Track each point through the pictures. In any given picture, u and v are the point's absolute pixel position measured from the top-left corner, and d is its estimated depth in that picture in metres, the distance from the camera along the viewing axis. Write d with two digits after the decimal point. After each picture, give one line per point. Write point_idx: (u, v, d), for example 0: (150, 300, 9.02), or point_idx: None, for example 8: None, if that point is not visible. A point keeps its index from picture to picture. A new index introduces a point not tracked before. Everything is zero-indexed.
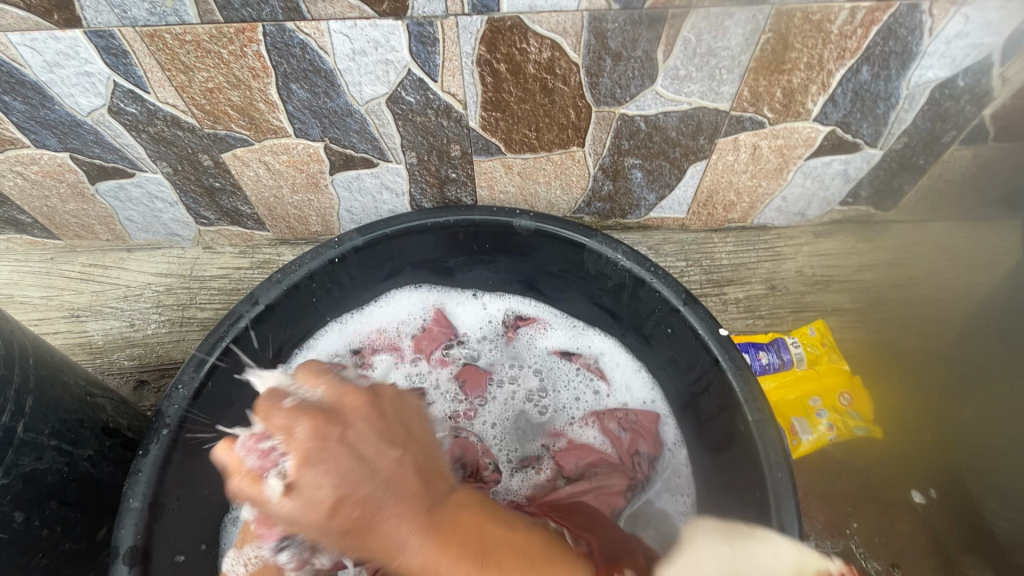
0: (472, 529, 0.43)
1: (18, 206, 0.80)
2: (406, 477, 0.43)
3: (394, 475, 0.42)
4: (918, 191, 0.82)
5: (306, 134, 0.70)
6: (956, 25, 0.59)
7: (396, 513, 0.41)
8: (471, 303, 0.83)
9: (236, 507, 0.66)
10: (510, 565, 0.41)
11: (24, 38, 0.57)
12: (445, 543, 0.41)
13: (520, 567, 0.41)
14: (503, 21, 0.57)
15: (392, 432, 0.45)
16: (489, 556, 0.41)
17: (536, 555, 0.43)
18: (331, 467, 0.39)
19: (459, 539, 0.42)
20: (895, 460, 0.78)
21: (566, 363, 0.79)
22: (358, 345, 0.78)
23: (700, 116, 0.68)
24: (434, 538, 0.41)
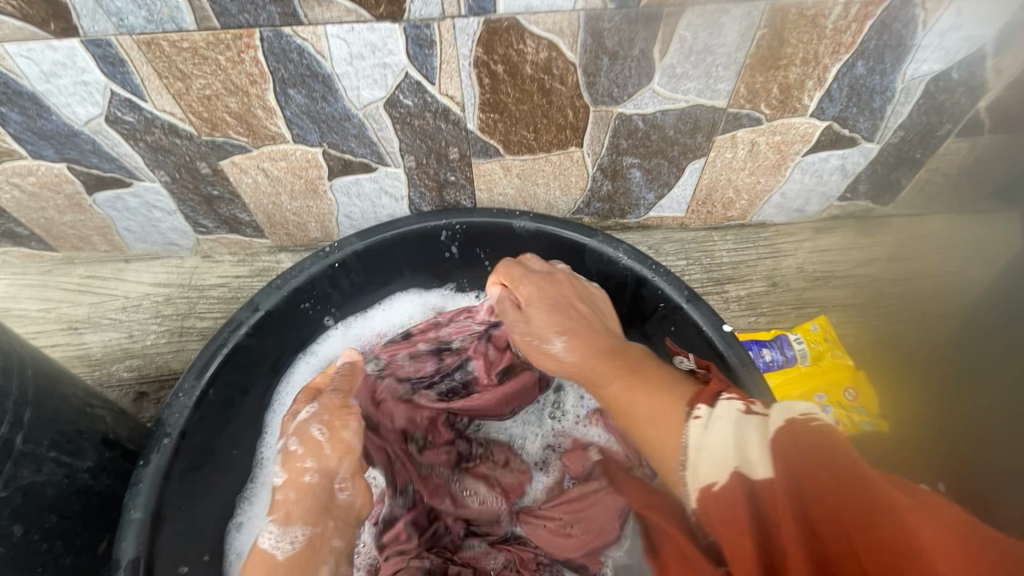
0: (636, 362, 0.50)
1: (14, 218, 0.79)
2: (589, 323, 0.58)
3: (575, 314, 0.60)
4: (916, 184, 0.82)
5: (304, 139, 0.69)
6: (949, 18, 0.59)
7: (569, 335, 0.56)
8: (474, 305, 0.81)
9: (240, 513, 0.64)
10: (640, 380, 0.47)
11: (21, 48, 0.57)
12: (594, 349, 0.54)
13: (649, 382, 0.46)
14: (500, 21, 0.57)
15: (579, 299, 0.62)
16: (639, 373, 0.48)
17: (656, 379, 0.46)
18: (542, 301, 0.61)
19: (618, 364, 0.50)
20: (902, 455, 0.76)
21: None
22: None
23: (697, 114, 0.69)
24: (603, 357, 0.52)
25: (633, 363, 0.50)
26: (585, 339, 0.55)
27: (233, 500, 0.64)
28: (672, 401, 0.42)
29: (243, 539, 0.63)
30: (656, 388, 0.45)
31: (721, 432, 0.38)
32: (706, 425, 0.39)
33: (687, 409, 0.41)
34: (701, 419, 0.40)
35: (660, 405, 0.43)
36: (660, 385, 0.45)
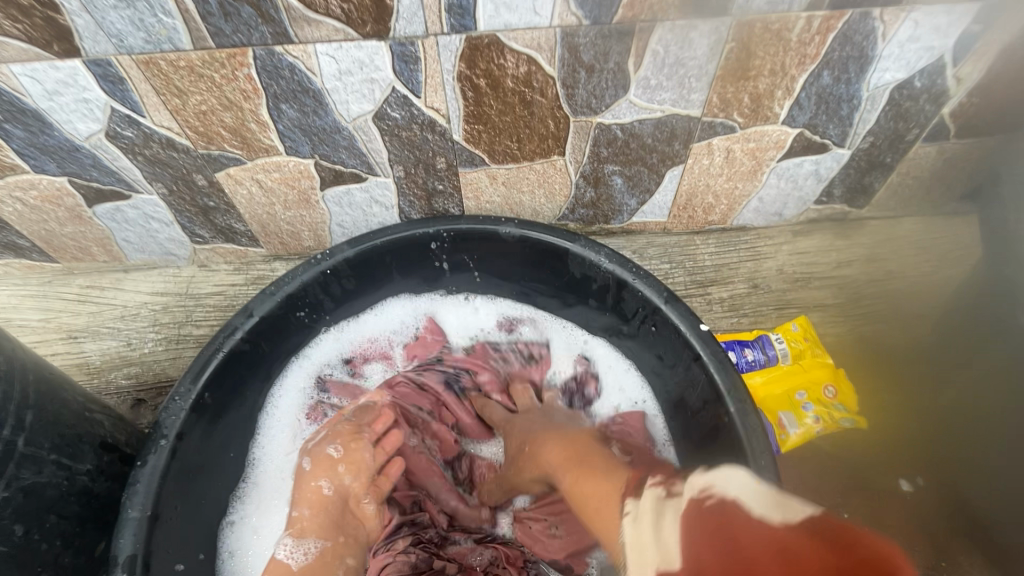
0: (585, 459, 0.59)
1: (16, 230, 0.82)
2: (555, 424, 0.70)
3: (545, 420, 0.72)
4: (889, 188, 0.85)
5: (297, 152, 0.72)
6: (907, 30, 0.63)
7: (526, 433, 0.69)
8: (464, 308, 0.83)
9: (232, 513, 0.67)
10: (586, 479, 0.55)
11: (25, 69, 0.60)
12: (556, 445, 0.63)
13: (601, 481, 0.53)
14: (481, 38, 0.60)
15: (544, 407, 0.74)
16: (588, 474, 0.55)
17: (603, 469, 0.55)
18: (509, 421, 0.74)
19: (574, 458, 0.59)
20: (883, 450, 0.79)
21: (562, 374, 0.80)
22: (349, 354, 0.79)
23: (673, 123, 0.72)
24: (562, 451, 0.62)
25: (583, 461, 0.58)
26: (548, 436, 0.66)
27: (226, 501, 0.67)
28: (612, 492, 0.50)
29: (235, 538, 0.66)
30: (600, 481, 0.53)
31: (645, 526, 0.42)
32: (634, 518, 0.44)
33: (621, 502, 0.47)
34: (631, 514, 0.44)
35: (603, 502, 0.50)
36: (604, 478, 0.53)
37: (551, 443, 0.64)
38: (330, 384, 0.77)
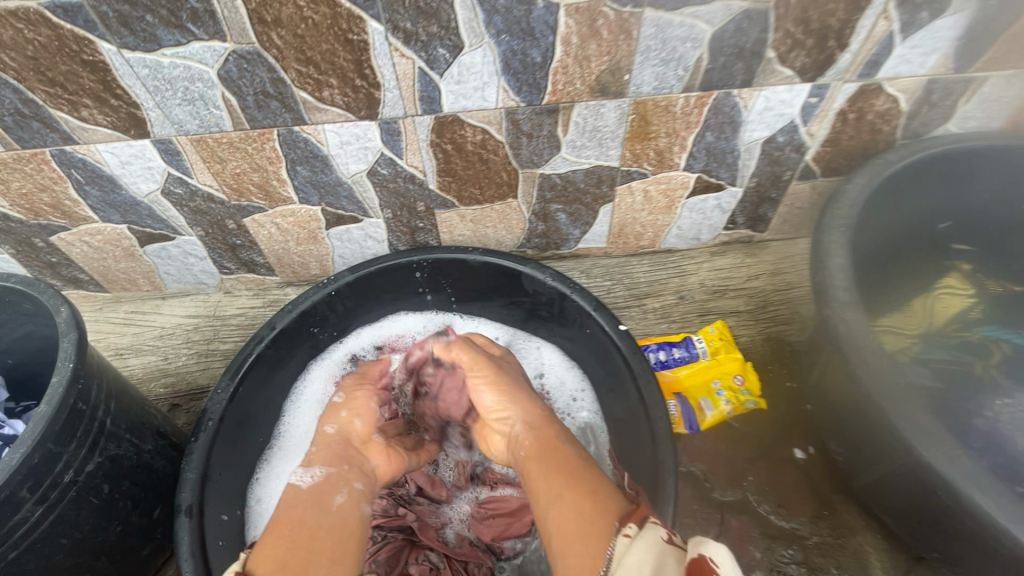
0: (562, 457, 0.65)
1: (79, 266, 1.01)
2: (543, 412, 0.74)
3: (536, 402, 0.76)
4: (780, 217, 1.07)
5: (308, 201, 0.93)
6: (762, 102, 0.84)
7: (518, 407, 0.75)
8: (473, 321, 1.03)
9: (260, 471, 0.86)
10: (576, 484, 0.60)
11: (108, 147, 0.81)
12: (548, 438, 0.69)
13: (585, 489, 0.59)
14: (446, 117, 0.81)
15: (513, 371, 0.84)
16: (578, 485, 0.60)
17: (589, 487, 0.60)
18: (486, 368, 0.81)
19: (559, 455, 0.66)
20: (778, 425, 0.98)
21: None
22: (380, 343, 1.01)
23: (599, 172, 0.93)
24: (555, 445, 0.67)
25: (562, 456, 0.65)
26: (541, 424, 0.72)
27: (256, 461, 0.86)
28: (608, 508, 0.56)
29: (261, 488, 0.85)
30: (596, 502, 0.58)
31: (644, 553, 0.48)
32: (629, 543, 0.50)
33: (616, 528, 0.53)
34: (628, 537, 0.51)
35: (588, 515, 0.56)
36: (590, 493, 0.59)
37: (547, 434, 0.70)
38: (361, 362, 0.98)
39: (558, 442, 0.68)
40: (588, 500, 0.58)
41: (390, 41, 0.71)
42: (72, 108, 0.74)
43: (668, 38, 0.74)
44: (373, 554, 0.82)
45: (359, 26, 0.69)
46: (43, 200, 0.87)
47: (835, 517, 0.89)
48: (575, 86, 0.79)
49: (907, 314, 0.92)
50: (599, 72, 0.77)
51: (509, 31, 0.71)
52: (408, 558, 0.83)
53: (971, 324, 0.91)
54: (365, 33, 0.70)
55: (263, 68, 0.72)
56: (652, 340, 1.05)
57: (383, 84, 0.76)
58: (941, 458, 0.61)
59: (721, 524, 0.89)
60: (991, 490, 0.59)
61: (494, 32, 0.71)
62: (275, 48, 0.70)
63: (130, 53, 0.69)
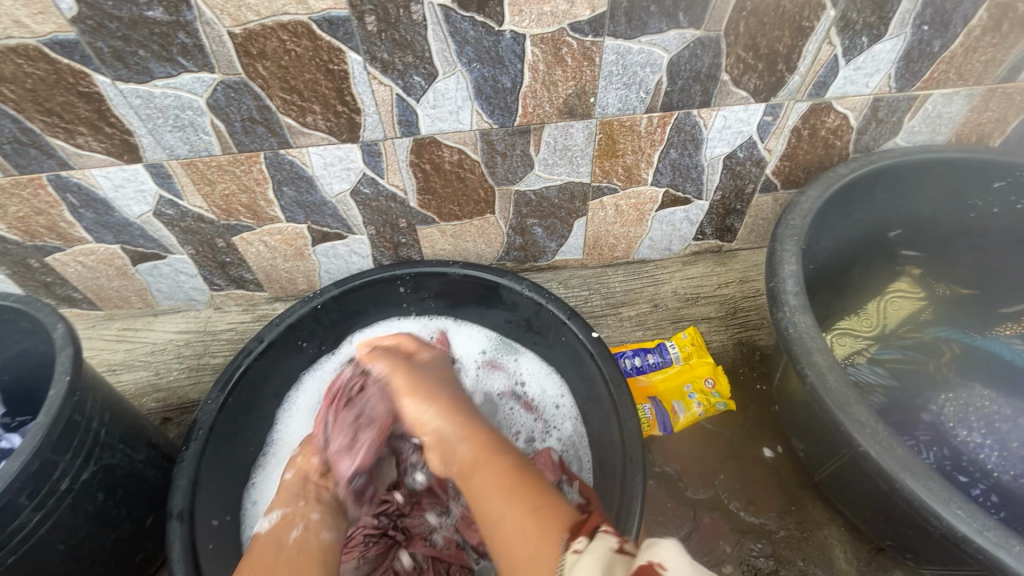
0: (500, 463, 0.64)
1: (74, 285, 1.05)
2: (468, 422, 0.73)
3: (464, 412, 0.75)
4: (747, 227, 1.12)
5: (294, 220, 0.97)
6: (721, 121, 0.90)
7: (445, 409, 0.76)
8: (465, 328, 1.06)
9: (256, 475, 0.90)
10: (519, 498, 0.58)
11: (102, 171, 0.85)
12: (483, 453, 0.67)
13: (527, 505, 0.57)
14: (424, 138, 0.86)
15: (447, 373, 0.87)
16: (519, 501, 0.58)
17: (533, 498, 0.58)
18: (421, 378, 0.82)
19: (495, 463, 0.64)
20: (749, 427, 1.02)
21: (515, 403, 1.00)
22: None
23: (571, 188, 0.98)
24: (485, 457, 0.66)
25: (505, 474, 0.63)
26: (464, 433, 0.70)
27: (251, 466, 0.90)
28: (555, 524, 0.53)
29: (258, 491, 0.89)
30: (544, 518, 0.54)
31: (592, 567, 0.44)
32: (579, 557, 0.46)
33: (567, 542, 0.49)
34: (579, 552, 0.47)
35: (535, 533, 0.53)
36: (539, 509, 0.56)
37: (476, 448, 0.68)
38: None
39: (492, 453, 0.66)
40: (533, 512, 0.56)
41: (368, 71, 0.76)
42: (69, 136, 0.79)
43: (628, 63, 0.80)
44: (361, 552, 0.87)
45: (339, 57, 0.74)
46: (40, 222, 0.91)
47: (802, 512, 0.93)
48: (544, 109, 0.84)
49: (862, 317, 0.98)
50: (566, 95, 0.83)
51: (480, 60, 0.77)
52: (395, 556, 0.88)
53: (923, 325, 0.97)
54: (344, 63, 0.75)
55: (249, 96, 0.77)
56: (627, 346, 1.10)
57: (363, 109, 0.81)
58: (878, 449, 0.64)
59: (693, 520, 0.93)
60: (927, 480, 0.62)
61: (466, 61, 0.77)
62: (260, 78, 0.75)
63: (124, 85, 0.74)
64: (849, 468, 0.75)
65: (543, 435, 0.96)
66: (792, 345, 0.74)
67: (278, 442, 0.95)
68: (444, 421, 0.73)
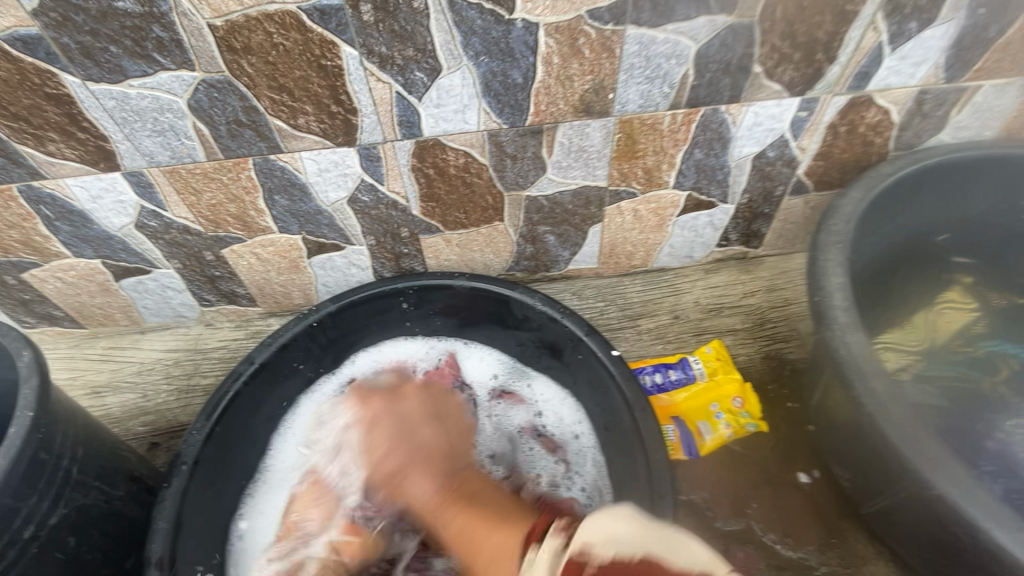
0: (472, 488, 0.60)
1: (53, 303, 0.98)
2: (432, 448, 0.63)
3: (421, 441, 0.63)
4: (774, 232, 1.04)
5: (288, 230, 0.90)
6: (751, 118, 0.82)
7: (419, 473, 0.60)
8: (477, 350, 0.99)
9: (243, 506, 0.82)
10: (487, 513, 0.54)
11: (77, 181, 0.78)
12: (448, 480, 0.60)
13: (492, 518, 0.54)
14: (426, 141, 0.79)
15: (410, 420, 0.65)
16: (474, 507, 0.56)
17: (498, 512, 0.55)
18: (389, 428, 0.64)
19: (457, 497, 0.58)
20: (782, 450, 0.94)
21: (536, 442, 0.91)
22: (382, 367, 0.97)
23: (587, 192, 0.91)
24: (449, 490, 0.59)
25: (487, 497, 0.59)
26: (433, 471, 0.61)
27: (239, 496, 0.82)
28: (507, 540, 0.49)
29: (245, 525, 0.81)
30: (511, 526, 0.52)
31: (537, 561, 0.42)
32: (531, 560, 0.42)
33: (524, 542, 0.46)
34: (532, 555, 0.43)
35: (499, 541, 0.49)
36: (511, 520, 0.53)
37: (443, 479, 0.60)
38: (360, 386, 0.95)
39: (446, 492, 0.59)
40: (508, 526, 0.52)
41: (365, 66, 0.69)
42: (38, 142, 0.72)
43: (651, 55, 0.72)
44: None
45: (333, 51, 0.67)
46: (13, 237, 0.84)
47: (843, 545, 0.85)
48: (558, 106, 0.77)
49: (909, 330, 0.89)
50: (583, 91, 0.75)
51: (488, 53, 0.69)
52: None
53: (975, 338, 0.88)
54: (338, 58, 0.68)
55: (234, 96, 0.70)
56: (647, 362, 1.02)
57: (359, 109, 0.74)
58: (954, 488, 0.59)
59: (725, 554, 0.85)
60: (1008, 522, 0.57)
61: (472, 53, 0.69)
62: (246, 76, 0.68)
63: (95, 85, 0.67)
64: (903, 507, 0.69)
65: (565, 481, 0.86)
66: (851, 369, 0.67)
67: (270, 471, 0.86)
68: (418, 476, 0.60)
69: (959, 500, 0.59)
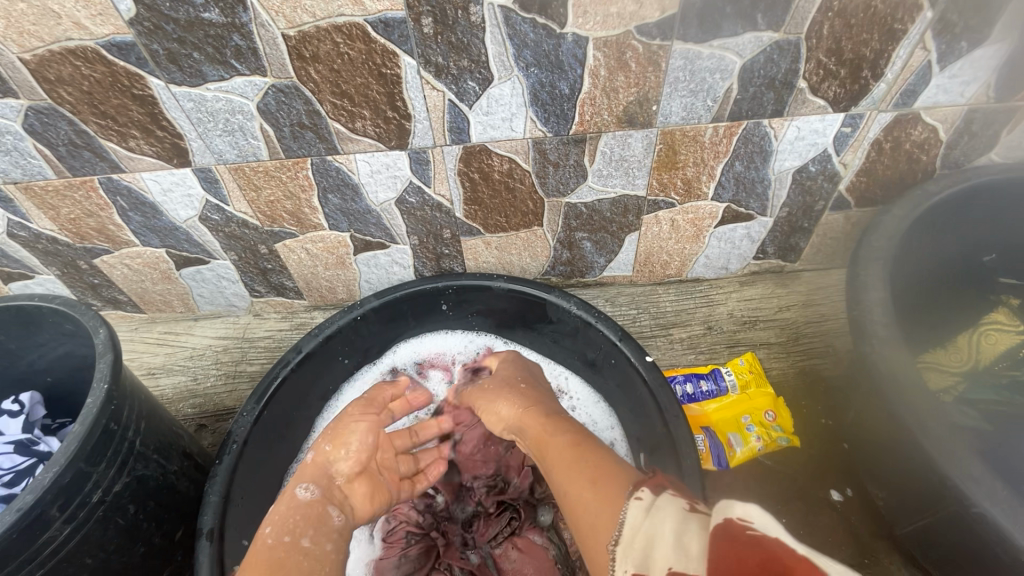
0: (559, 450, 0.63)
1: (119, 288, 1.05)
2: (522, 391, 0.77)
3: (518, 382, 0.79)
4: (813, 246, 1.04)
5: (338, 228, 0.95)
6: (793, 132, 0.83)
7: (506, 398, 0.76)
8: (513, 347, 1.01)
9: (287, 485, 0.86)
10: (586, 459, 0.59)
11: (151, 175, 0.84)
12: (538, 417, 0.71)
13: (586, 478, 0.56)
14: (474, 146, 0.82)
15: (510, 378, 0.80)
16: (583, 456, 0.60)
17: (590, 465, 0.58)
18: (510, 376, 0.81)
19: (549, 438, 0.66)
20: (815, 464, 0.93)
21: None
22: (421, 359, 1.01)
23: (625, 201, 0.93)
24: (548, 440, 0.66)
25: (553, 445, 0.65)
26: (542, 423, 0.69)
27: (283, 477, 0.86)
28: (617, 485, 0.53)
29: None
30: (595, 474, 0.56)
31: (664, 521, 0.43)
32: (643, 505, 0.47)
33: (630, 492, 0.51)
34: (643, 501, 0.48)
35: (597, 506, 0.52)
36: (601, 470, 0.56)
37: (551, 436, 0.66)
38: (401, 375, 1.00)
39: (552, 432, 0.67)
40: (595, 481, 0.55)
41: (422, 75, 0.73)
42: (121, 139, 0.78)
43: (697, 69, 0.74)
44: (403, 549, 0.82)
45: (393, 61, 0.71)
46: (90, 225, 0.91)
47: (877, 566, 0.84)
48: (602, 117, 0.79)
49: (951, 351, 0.89)
50: (627, 103, 0.78)
51: (538, 64, 0.73)
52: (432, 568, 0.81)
53: None
54: (398, 67, 0.72)
55: (300, 100, 0.75)
56: (678, 371, 1.01)
57: (413, 115, 0.78)
58: (1002, 509, 0.61)
59: None
60: None
61: (523, 65, 0.73)
62: (312, 82, 0.73)
63: (177, 88, 0.73)
64: (940, 525, 0.69)
65: None
66: (893, 386, 0.69)
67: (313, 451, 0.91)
68: (511, 397, 0.76)
69: (1002, 519, 0.60)
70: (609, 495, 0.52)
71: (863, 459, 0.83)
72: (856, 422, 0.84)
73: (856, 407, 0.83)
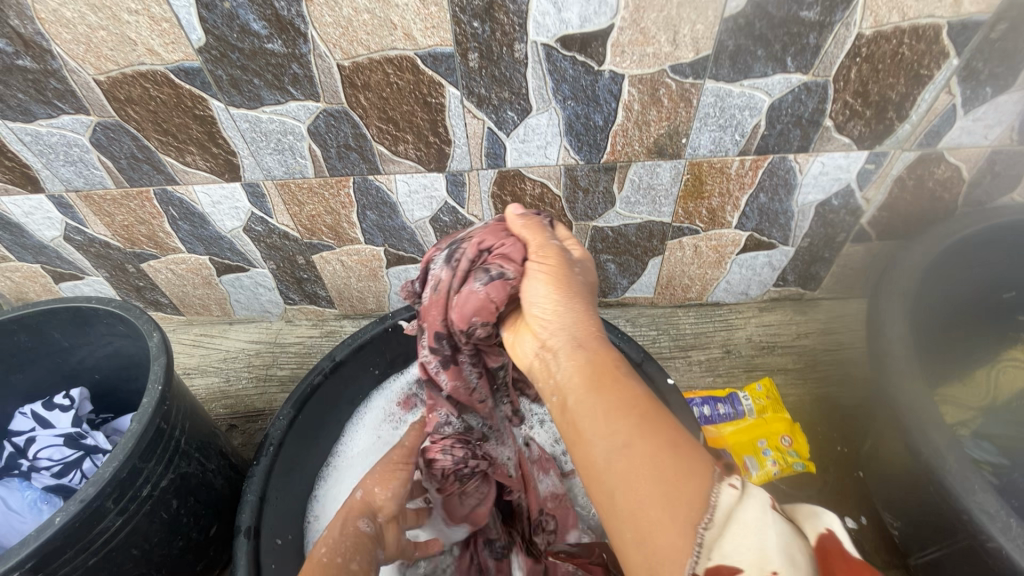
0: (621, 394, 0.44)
1: (162, 291, 1.11)
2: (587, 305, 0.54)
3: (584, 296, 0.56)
4: (833, 275, 1.06)
5: (372, 242, 0.99)
6: (818, 167, 0.86)
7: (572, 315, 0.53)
8: None
9: (317, 488, 0.90)
10: (652, 418, 0.42)
11: (203, 188, 0.89)
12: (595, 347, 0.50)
13: (664, 438, 0.40)
14: (508, 171, 0.86)
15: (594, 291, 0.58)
16: (647, 414, 0.42)
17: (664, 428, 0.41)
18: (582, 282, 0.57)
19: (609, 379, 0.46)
20: (831, 491, 0.94)
21: None
22: None
23: (651, 227, 0.96)
24: (606, 377, 0.46)
25: (621, 385, 0.45)
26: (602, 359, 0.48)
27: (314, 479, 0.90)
28: (697, 466, 0.38)
29: (319, 506, 0.89)
30: (671, 439, 0.40)
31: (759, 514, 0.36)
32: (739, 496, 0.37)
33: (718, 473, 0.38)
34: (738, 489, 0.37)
35: (671, 484, 0.37)
36: (674, 436, 0.41)
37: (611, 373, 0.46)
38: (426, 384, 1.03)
39: (611, 371, 0.47)
40: (670, 452, 0.39)
41: (464, 105, 0.77)
42: (179, 154, 0.83)
43: (726, 106, 0.77)
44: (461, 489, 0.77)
45: (438, 91, 0.75)
46: (141, 232, 0.97)
47: None
48: (633, 147, 0.83)
49: (968, 385, 0.90)
50: (658, 135, 0.81)
51: (575, 98, 0.77)
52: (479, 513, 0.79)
53: None
54: (442, 97, 0.76)
55: (348, 124, 0.79)
56: (696, 393, 1.04)
57: (453, 141, 0.82)
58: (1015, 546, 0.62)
59: None
60: None
61: (561, 98, 0.77)
62: (360, 108, 0.77)
63: (235, 110, 0.77)
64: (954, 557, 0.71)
65: None
66: (912, 421, 0.71)
67: (341, 455, 0.95)
68: (572, 310, 0.53)
69: (1016, 555, 0.62)
70: (687, 476, 0.38)
71: (879, 486, 0.85)
72: (872, 450, 0.86)
73: (874, 437, 0.85)
